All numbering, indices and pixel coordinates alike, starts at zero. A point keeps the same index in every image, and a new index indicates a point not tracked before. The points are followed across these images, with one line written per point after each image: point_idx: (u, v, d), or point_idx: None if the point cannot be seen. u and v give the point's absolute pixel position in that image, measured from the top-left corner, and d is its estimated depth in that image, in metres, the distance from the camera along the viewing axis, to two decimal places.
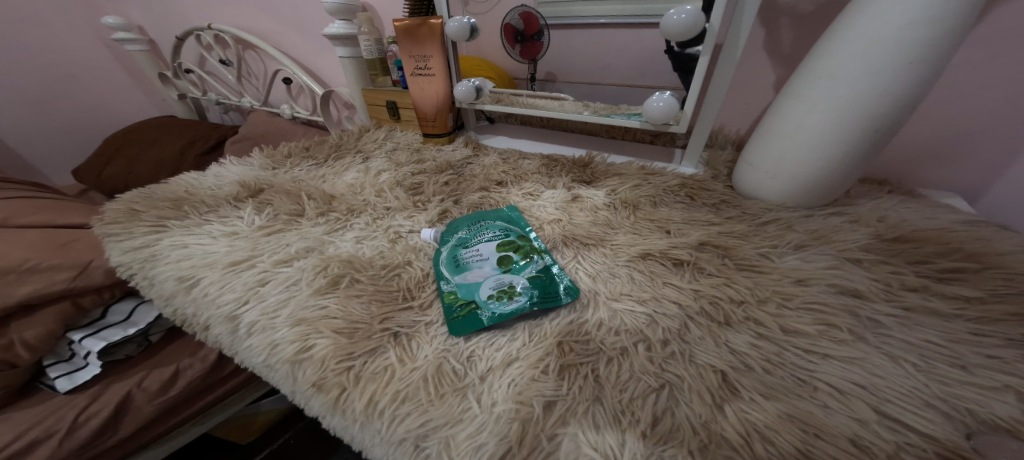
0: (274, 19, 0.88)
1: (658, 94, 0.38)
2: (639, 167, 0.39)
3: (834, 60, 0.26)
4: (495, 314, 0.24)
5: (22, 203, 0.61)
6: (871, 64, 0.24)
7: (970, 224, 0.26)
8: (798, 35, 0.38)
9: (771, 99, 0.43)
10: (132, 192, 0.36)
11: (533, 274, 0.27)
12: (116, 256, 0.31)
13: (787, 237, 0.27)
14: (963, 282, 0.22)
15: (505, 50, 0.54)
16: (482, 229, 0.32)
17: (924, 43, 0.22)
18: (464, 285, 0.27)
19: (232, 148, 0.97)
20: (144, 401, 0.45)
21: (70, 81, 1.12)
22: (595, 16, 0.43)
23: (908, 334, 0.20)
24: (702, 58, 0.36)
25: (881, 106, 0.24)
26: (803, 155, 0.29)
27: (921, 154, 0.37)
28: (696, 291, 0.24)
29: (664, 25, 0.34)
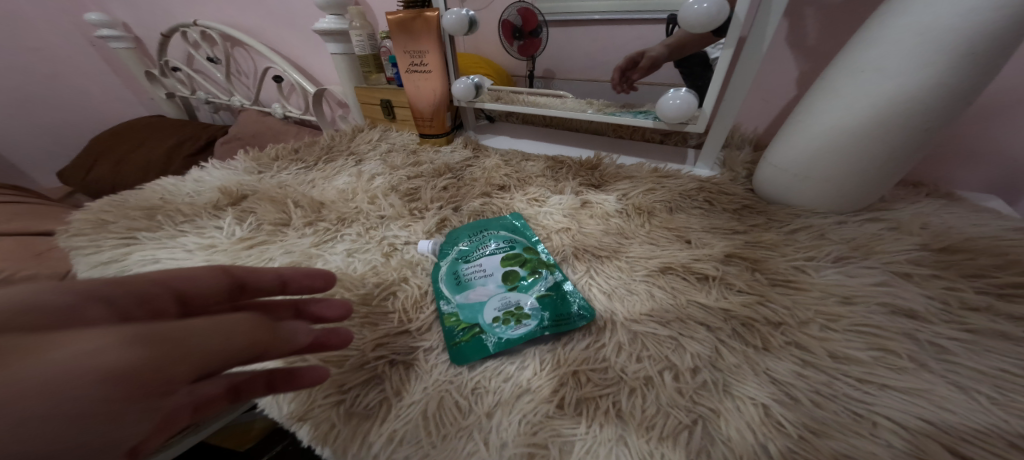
0: (262, 15, 0.84)
1: (673, 91, 0.36)
2: (651, 169, 0.37)
3: (880, 52, 0.24)
4: (502, 339, 0.22)
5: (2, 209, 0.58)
6: (925, 56, 0.22)
7: (1014, 237, 0.25)
8: (823, 28, 0.38)
9: (794, 94, 0.42)
10: (103, 199, 0.33)
11: (543, 293, 0.24)
12: (80, 270, 0.28)
13: (825, 249, 0.25)
14: None
15: (502, 45, 0.51)
16: (484, 240, 0.29)
17: (991, 30, 0.20)
18: (466, 306, 0.24)
19: (221, 149, 0.94)
20: None
21: (53, 81, 1.09)
22: (588, 11, 0.41)
23: (975, 361, 0.18)
24: (725, 53, 0.33)
25: (932, 103, 0.22)
26: (839, 156, 0.27)
27: (955, 154, 0.36)
28: (726, 311, 0.22)
29: (682, 16, 0.31)
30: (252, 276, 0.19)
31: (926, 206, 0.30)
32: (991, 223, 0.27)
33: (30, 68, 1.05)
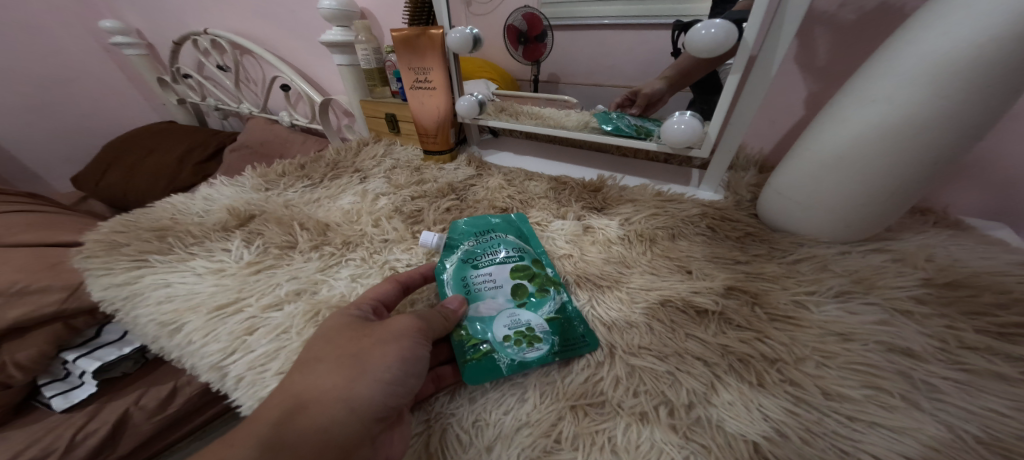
0: (271, 25, 0.86)
1: (678, 115, 0.36)
2: (654, 192, 0.37)
3: (888, 83, 0.24)
4: (514, 361, 0.23)
5: (17, 218, 0.60)
6: (936, 86, 0.22)
7: (1015, 276, 0.25)
8: (834, 48, 0.38)
9: (800, 116, 0.43)
10: (116, 219, 0.34)
11: (552, 316, 0.25)
12: (96, 291, 0.29)
13: (826, 282, 0.25)
14: None
15: (506, 50, 0.50)
16: (491, 246, 0.30)
17: (1004, 62, 0.19)
18: (475, 319, 0.25)
19: (229, 157, 0.95)
20: (143, 419, 0.49)
21: (70, 84, 1.12)
22: (600, 15, 0.40)
23: (968, 402, 0.18)
24: (732, 77, 0.33)
25: (939, 136, 0.22)
26: (843, 186, 0.27)
27: (967, 181, 0.36)
28: (723, 346, 0.22)
29: (688, 39, 0.31)
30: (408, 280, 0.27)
31: (928, 238, 0.30)
32: (998, 257, 0.27)
33: (48, 72, 1.07)
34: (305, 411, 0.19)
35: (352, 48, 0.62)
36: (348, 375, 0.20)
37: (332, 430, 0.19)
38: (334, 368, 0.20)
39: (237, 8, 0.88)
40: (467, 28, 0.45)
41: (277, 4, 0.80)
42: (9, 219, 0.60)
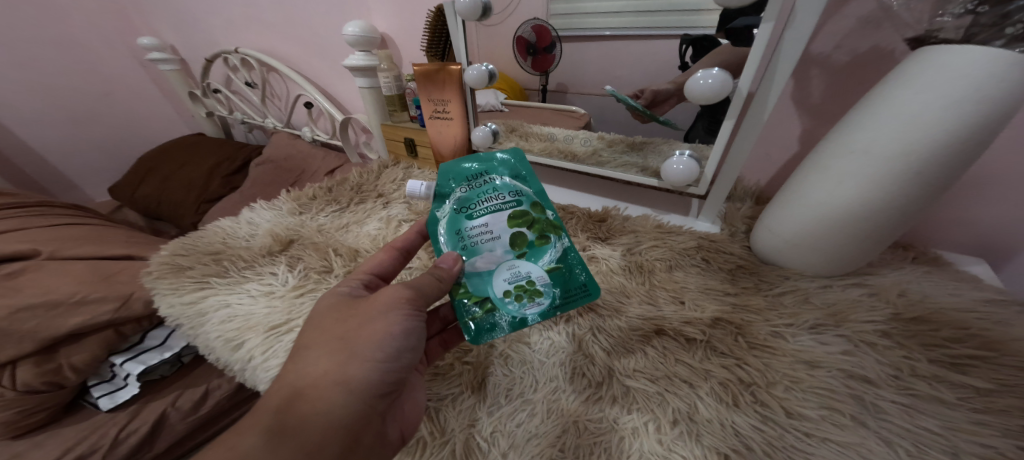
0: (297, 46, 0.92)
1: (677, 156, 0.41)
2: (655, 224, 0.41)
3: (866, 138, 0.27)
4: (515, 317, 0.30)
5: (74, 230, 0.67)
6: (902, 146, 0.25)
7: (976, 314, 0.27)
8: (828, 88, 0.41)
9: (794, 151, 0.46)
10: (176, 242, 0.39)
11: (554, 266, 0.31)
12: (166, 309, 0.34)
13: (803, 316, 0.29)
14: (972, 369, 0.24)
15: (516, 61, 0.52)
16: (485, 191, 0.33)
17: (957, 127, 0.23)
18: (477, 274, 0.31)
19: (256, 171, 1.01)
20: (178, 417, 0.64)
21: (107, 98, 1.34)
22: (600, 27, 0.42)
23: (907, 421, 0.22)
24: (727, 123, 0.38)
25: (909, 186, 0.26)
26: (828, 227, 0.31)
27: (944, 220, 0.38)
28: (707, 371, 0.25)
29: (690, 86, 0.35)
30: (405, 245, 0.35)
31: (905, 274, 0.33)
32: (967, 293, 0.30)
33: (89, 88, 1.29)
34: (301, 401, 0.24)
35: (374, 72, 0.67)
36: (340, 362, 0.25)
37: (333, 413, 0.24)
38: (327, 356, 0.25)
39: (265, 29, 0.94)
40: (483, 64, 0.50)
41: (303, 27, 0.86)
42: (68, 231, 0.67)
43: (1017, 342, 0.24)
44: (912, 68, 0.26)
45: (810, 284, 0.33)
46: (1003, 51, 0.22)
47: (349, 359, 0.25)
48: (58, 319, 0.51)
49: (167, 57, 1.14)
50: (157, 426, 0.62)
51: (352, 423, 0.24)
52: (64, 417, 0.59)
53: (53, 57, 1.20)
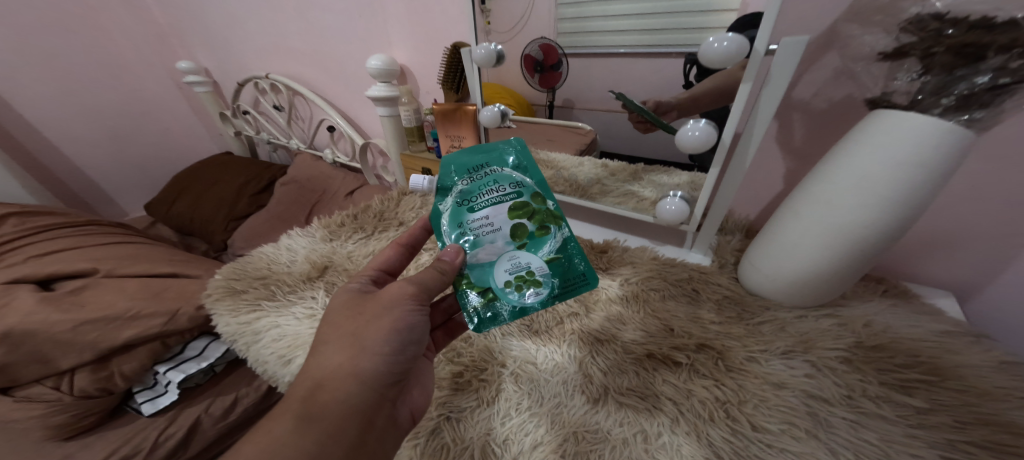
0: (322, 74, 1.00)
1: (669, 197, 0.45)
2: (651, 256, 0.47)
3: (829, 188, 0.32)
4: (515, 305, 0.35)
5: (128, 249, 0.77)
6: (859, 199, 0.30)
7: (929, 343, 0.32)
8: (808, 131, 0.45)
9: (779, 190, 0.51)
10: (228, 267, 0.45)
11: (552, 255, 0.36)
12: (224, 327, 0.41)
13: (775, 343, 0.34)
14: (915, 393, 0.29)
15: (524, 77, 0.57)
16: (487, 185, 0.38)
17: (898, 190, 0.28)
18: (479, 265, 0.36)
19: (281, 190, 1.08)
20: (210, 423, 0.69)
21: (145, 116, 1.48)
22: (615, 45, 0.46)
23: (852, 435, 0.27)
24: (712, 171, 0.44)
25: (864, 235, 0.31)
26: (800, 265, 0.36)
27: (906, 259, 0.45)
28: (689, 390, 0.31)
29: (680, 138, 0.39)
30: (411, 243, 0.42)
31: (874, 307, 0.37)
32: (925, 326, 0.35)
33: (130, 106, 1.43)
34: (324, 389, 0.29)
35: (394, 101, 0.74)
36: (352, 357, 0.30)
37: (351, 400, 0.29)
38: (340, 351, 0.30)
39: (293, 57, 1.02)
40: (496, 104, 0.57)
41: (330, 58, 0.94)
42: (123, 249, 0.77)
43: (959, 368, 0.30)
44: (870, 127, 0.30)
45: (788, 315, 0.38)
46: (944, 122, 0.26)
47: (360, 352, 0.30)
48: (114, 332, 0.58)
49: (201, 80, 1.25)
50: (192, 431, 0.67)
51: (367, 407, 0.29)
52: (110, 421, 0.65)
53: (101, 80, 1.34)
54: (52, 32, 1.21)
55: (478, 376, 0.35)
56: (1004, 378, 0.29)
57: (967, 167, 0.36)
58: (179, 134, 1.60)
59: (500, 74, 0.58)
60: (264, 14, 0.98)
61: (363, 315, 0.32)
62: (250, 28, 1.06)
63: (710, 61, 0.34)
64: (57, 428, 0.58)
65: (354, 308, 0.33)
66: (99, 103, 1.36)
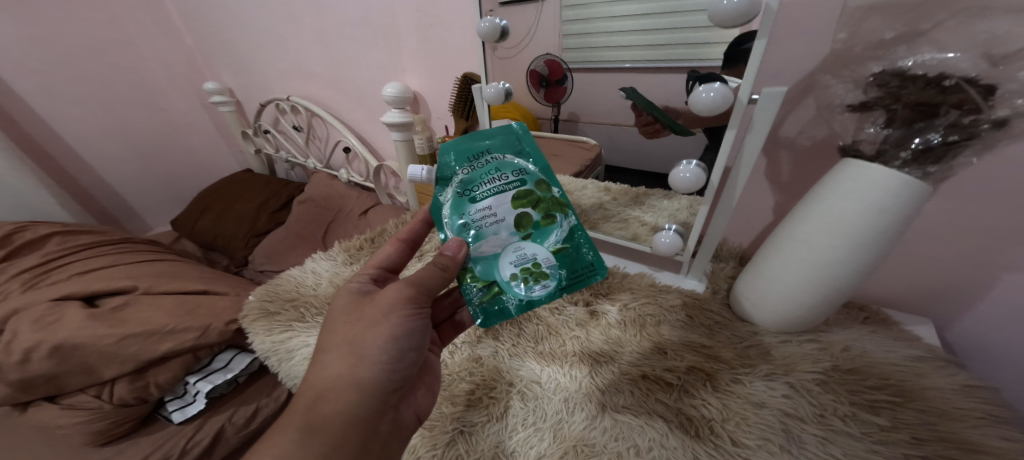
0: (339, 98, 1.06)
1: (665, 230, 0.49)
2: (648, 282, 0.51)
3: (806, 227, 0.36)
4: (521, 296, 0.40)
5: (162, 268, 0.84)
6: (830, 240, 0.34)
7: (901, 367, 0.37)
8: (795, 167, 0.48)
9: (769, 220, 0.54)
10: (260, 290, 0.51)
11: (557, 246, 0.41)
12: (259, 344, 0.46)
13: (759, 366, 0.38)
14: (881, 413, 0.33)
15: (529, 91, 0.62)
16: (490, 176, 0.40)
17: (862, 234, 0.32)
18: (483, 257, 0.40)
19: (299, 208, 1.14)
20: (233, 433, 0.71)
21: (171, 134, 1.57)
22: (618, 60, 0.49)
23: (820, 449, 0.32)
24: (702, 209, 0.48)
25: (834, 272, 0.35)
26: (782, 297, 0.40)
27: (886, 286, 0.49)
28: (679, 409, 0.36)
29: (674, 179, 0.43)
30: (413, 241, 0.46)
31: (853, 334, 0.42)
32: (899, 351, 0.39)
33: (158, 125, 1.52)
34: (329, 395, 0.33)
35: (408, 126, 0.79)
36: (352, 363, 0.34)
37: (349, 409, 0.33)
38: (340, 359, 0.34)
39: (312, 81, 1.08)
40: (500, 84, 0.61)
41: (348, 85, 1.00)
42: (158, 268, 0.84)
43: (926, 390, 0.34)
44: (841, 174, 0.34)
45: (772, 339, 0.42)
46: (900, 174, 0.30)
47: (358, 359, 0.34)
48: (151, 345, 0.64)
49: (226, 100, 1.34)
50: (216, 439, 0.69)
51: (366, 414, 0.33)
52: (143, 428, 0.69)
53: (133, 100, 1.43)
54: (91, 62, 1.31)
55: (487, 393, 0.40)
56: (966, 400, 0.34)
57: (936, 205, 0.41)
58: (203, 153, 1.69)
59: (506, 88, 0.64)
60: (287, 43, 1.04)
61: (360, 322, 0.36)
62: (273, 55, 1.12)
63: (700, 109, 0.38)
64: (99, 434, 0.63)
65: (351, 314, 0.37)
66: (131, 123, 1.45)
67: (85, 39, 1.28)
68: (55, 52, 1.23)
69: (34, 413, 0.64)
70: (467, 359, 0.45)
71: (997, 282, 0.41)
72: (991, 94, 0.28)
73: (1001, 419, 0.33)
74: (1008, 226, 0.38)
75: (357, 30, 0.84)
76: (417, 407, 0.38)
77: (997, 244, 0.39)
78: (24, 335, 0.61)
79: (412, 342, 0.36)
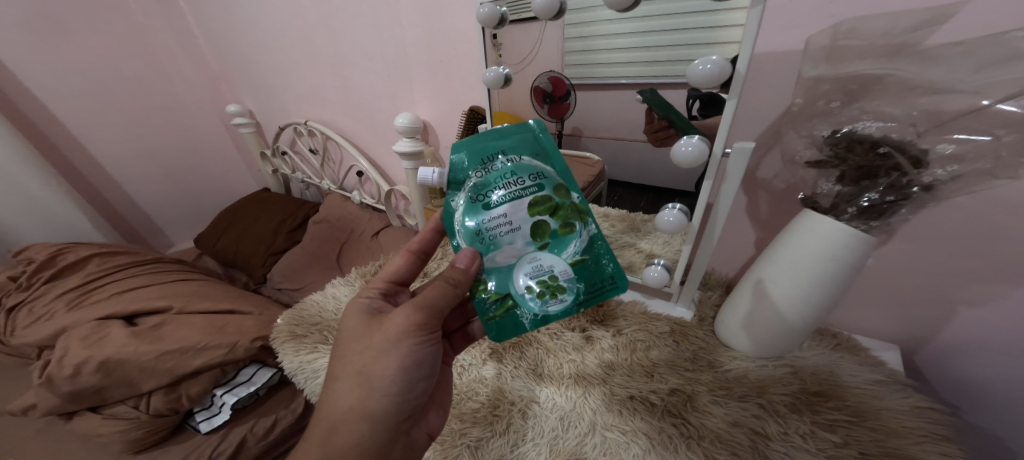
0: (352, 124, 1.12)
1: (653, 265, 0.53)
2: (640, 310, 0.56)
3: (774, 268, 0.41)
4: (537, 312, 0.41)
5: (191, 287, 0.92)
6: (794, 279, 0.39)
7: (861, 390, 0.42)
8: (772, 208, 0.52)
9: (752, 253, 0.58)
10: (289, 315, 0.58)
11: (576, 257, 0.42)
12: (287, 363, 0.53)
13: (735, 389, 0.43)
14: (837, 431, 0.38)
15: (533, 108, 0.61)
16: (506, 180, 0.40)
17: (820, 275, 0.37)
18: (499, 268, 0.41)
19: (314, 228, 1.21)
20: (254, 442, 0.76)
21: (195, 154, 1.67)
22: (615, 77, 0.48)
23: None
24: (686, 248, 0.53)
25: (800, 306, 0.40)
26: (757, 326, 0.45)
27: (858, 316, 0.53)
28: (661, 427, 0.40)
29: (659, 222, 0.48)
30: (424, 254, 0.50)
31: (821, 357, 0.46)
32: (862, 375, 0.44)
33: (182, 146, 1.62)
34: (343, 426, 0.37)
35: (418, 154, 0.85)
36: (364, 395, 0.38)
37: (359, 440, 0.37)
38: (353, 390, 0.38)
39: (326, 108, 1.15)
40: (500, 69, 0.59)
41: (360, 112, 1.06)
42: (188, 287, 0.91)
43: (881, 410, 0.39)
44: (800, 224, 0.39)
45: (749, 364, 0.46)
46: (844, 226, 0.35)
47: (371, 392, 0.38)
48: (186, 360, 0.71)
49: (247, 122, 1.42)
50: (238, 449, 0.74)
51: (379, 443, 0.38)
52: (172, 437, 0.74)
53: (162, 125, 1.54)
54: (125, 92, 1.42)
55: (491, 412, 0.45)
56: (913, 419, 0.39)
57: (897, 247, 0.45)
58: (223, 172, 1.80)
59: (509, 100, 0.64)
60: (303, 71, 1.09)
61: (371, 350, 0.39)
62: (290, 82, 1.18)
63: (681, 162, 0.42)
64: (133, 442, 0.68)
65: (363, 341, 0.40)
66: (157, 145, 1.55)
67: (121, 72, 1.39)
68: (95, 85, 1.35)
69: (77, 422, 0.71)
70: (472, 380, 0.50)
71: (955, 315, 0.45)
72: (924, 159, 0.32)
73: (942, 437, 0.38)
74: (957, 268, 0.43)
75: (370, 62, 0.88)
76: (429, 427, 0.43)
77: (950, 283, 0.44)
78: (75, 351, 0.69)
79: (419, 373, 0.40)
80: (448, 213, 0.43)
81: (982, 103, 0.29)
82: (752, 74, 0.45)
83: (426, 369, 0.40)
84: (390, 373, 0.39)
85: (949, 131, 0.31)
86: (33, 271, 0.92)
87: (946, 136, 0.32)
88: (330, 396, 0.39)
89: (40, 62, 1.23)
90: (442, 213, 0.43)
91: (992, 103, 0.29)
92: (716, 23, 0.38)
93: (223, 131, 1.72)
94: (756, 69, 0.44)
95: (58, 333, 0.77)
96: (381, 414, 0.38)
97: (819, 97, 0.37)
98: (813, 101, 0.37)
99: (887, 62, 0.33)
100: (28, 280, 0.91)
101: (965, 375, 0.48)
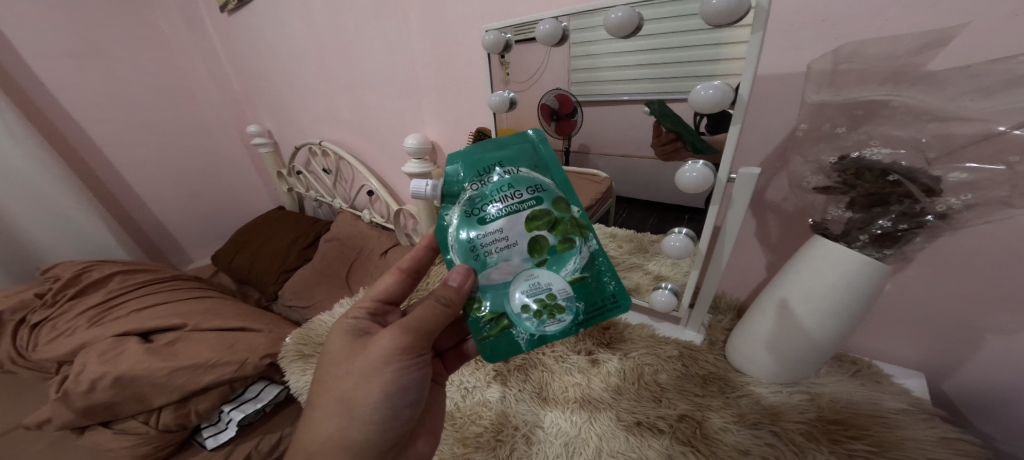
0: (363, 145, 1.15)
1: (661, 288, 0.53)
2: (648, 333, 0.55)
3: (784, 291, 0.41)
4: (535, 332, 0.41)
5: (206, 304, 0.95)
6: (804, 304, 0.39)
7: (882, 418, 0.40)
8: (781, 231, 0.51)
9: (763, 276, 0.56)
10: (297, 334, 0.59)
11: (578, 276, 0.42)
12: (293, 383, 0.54)
13: (747, 415, 0.41)
14: None
15: (540, 125, 0.61)
16: (505, 195, 0.41)
17: (830, 300, 0.37)
18: (492, 286, 0.41)
19: (325, 246, 1.25)
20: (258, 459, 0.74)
21: (216, 174, 1.74)
22: (631, 92, 0.48)
23: None
24: (694, 272, 0.53)
25: (811, 333, 0.39)
26: (768, 351, 0.44)
27: (878, 342, 0.51)
28: (669, 455, 0.39)
29: (666, 246, 0.48)
30: (419, 272, 0.51)
31: (840, 384, 0.45)
32: (883, 402, 0.42)
33: (205, 167, 1.70)
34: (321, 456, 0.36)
35: (426, 173, 0.87)
36: (346, 422, 0.38)
37: None
38: (333, 418, 0.38)
39: (339, 129, 1.19)
40: (505, 92, 0.61)
41: (371, 132, 1.08)
42: (203, 304, 0.94)
43: (905, 441, 0.37)
44: (810, 250, 0.38)
45: (763, 390, 0.45)
46: (849, 252, 0.35)
47: (353, 419, 0.38)
48: (197, 377, 0.73)
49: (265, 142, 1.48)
50: None
51: None
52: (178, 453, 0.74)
53: (186, 145, 1.62)
54: (155, 115, 1.51)
55: (495, 436, 0.45)
56: (940, 451, 0.36)
57: (913, 271, 0.44)
58: (242, 191, 1.87)
59: (517, 119, 0.64)
60: (320, 94, 1.14)
61: (353, 375, 0.39)
62: (307, 103, 1.23)
63: (685, 187, 0.42)
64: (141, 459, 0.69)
65: (344, 365, 0.40)
66: (181, 165, 1.63)
67: (153, 95, 1.48)
68: (129, 107, 1.44)
69: (88, 437, 0.72)
70: (475, 403, 0.49)
71: (982, 343, 0.43)
72: (937, 188, 0.31)
73: None
74: (978, 295, 0.41)
75: (384, 84, 0.92)
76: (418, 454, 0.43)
77: (971, 309, 0.42)
78: (92, 366, 0.71)
79: (404, 400, 0.40)
80: (441, 228, 0.43)
81: (997, 129, 0.28)
82: (755, 97, 0.45)
83: (411, 396, 0.40)
84: (372, 400, 0.38)
85: (958, 161, 0.30)
86: (58, 288, 0.96)
87: (955, 165, 0.31)
88: (310, 423, 0.38)
89: (81, 88, 1.32)
90: (435, 227, 0.43)
91: (1008, 129, 0.28)
92: (719, 40, 0.38)
93: (244, 152, 1.79)
94: (759, 91, 0.44)
95: (78, 348, 0.79)
96: (361, 445, 0.38)
97: (824, 120, 0.36)
98: (818, 125, 0.37)
99: (889, 89, 0.33)
100: (53, 297, 0.95)
101: (997, 408, 0.45)
